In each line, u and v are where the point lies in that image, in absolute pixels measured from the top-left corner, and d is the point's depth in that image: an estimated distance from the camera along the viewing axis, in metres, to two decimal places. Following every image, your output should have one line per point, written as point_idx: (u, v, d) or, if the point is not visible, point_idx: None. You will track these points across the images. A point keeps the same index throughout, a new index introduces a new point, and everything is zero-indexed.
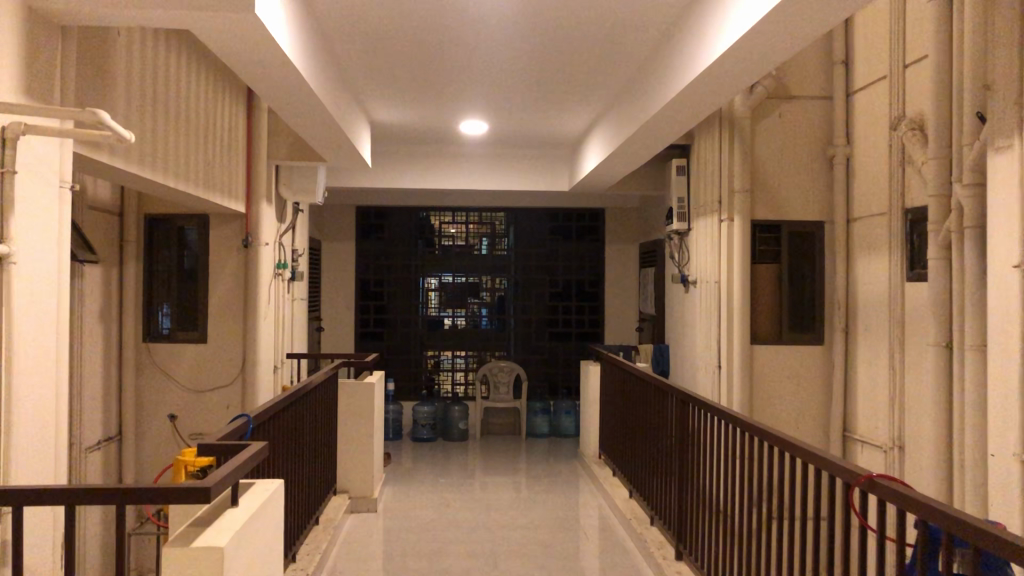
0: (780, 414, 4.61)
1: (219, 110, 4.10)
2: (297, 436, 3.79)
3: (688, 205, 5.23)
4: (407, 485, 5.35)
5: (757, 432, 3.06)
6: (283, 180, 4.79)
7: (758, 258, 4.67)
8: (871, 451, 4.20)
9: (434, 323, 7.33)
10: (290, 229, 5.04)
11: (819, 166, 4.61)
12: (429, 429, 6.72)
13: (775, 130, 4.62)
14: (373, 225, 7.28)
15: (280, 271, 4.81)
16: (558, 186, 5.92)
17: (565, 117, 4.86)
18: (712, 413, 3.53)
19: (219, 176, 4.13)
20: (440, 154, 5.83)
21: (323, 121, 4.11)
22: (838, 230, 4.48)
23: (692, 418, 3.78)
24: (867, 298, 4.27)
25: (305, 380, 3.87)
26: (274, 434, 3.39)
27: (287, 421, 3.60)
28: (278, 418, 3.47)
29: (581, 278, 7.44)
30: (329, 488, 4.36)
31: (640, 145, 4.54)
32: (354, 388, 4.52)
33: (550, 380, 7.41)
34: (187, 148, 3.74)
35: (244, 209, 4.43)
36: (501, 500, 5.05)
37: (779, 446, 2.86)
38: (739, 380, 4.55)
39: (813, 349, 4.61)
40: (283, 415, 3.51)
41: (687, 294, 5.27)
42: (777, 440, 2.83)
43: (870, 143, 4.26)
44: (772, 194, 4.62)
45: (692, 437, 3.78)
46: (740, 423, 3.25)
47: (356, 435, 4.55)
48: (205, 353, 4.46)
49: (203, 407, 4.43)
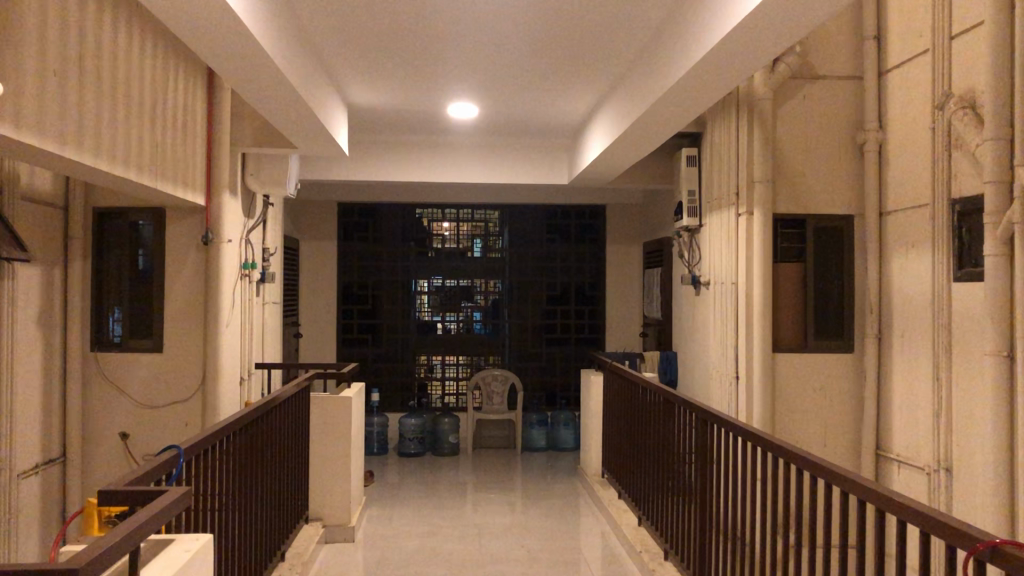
0: (804, 431, 4.13)
1: (170, 89, 3.61)
2: (257, 460, 3.31)
3: (699, 199, 4.76)
4: (391, 508, 4.86)
5: (785, 457, 2.59)
6: (252, 171, 4.31)
7: (779, 255, 4.21)
8: (911, 475, 3.72)
9: (427, 328, 6.85)
10: (259, 225, 4.55)
11: (847, 154, 4.13)
12: (417, 444, 6.23)
13: (799, 114, 4.15)
14: (357, 225, 6.79)
15: (248, 272, 4.33)
16: (556, 179, 5.46)
17: (563, 100, 4.39)
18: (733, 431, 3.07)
19: (172, 163, 3.65)
20: (427, 144, 5.35)
21: (290, 102, 3.63)
22: (869, 225, 4.01)
23: (710, 438, 3.31)
24: (904, 301, 3.80)
25: (268, 396, 3.39)
26: (227, 459, 2.92)
27: (243, 445, 3.11)
28: (230, 442, 2.98)
29: (580, 280, 6.96)
30: (298, 516, 3.86)
31: (647, 130, 4.08)
32: (330, 403, 4.03)
33: (547, 390, 6.93)
34: (128, 130, 3.26)
35: (203, 201, 3.94)
36: (495, 526, 4.56)
37: (813, 472, 2.39)
38: (759, 392, 4.07)
39: (841, 358, 4.13)
40: (237, 438, 3.02)
41: (698, 296, 4.79)
42: (812, 466, 2.37)
43: (908, 126, 3.79)
44: (795, 185, 4.15)
45: (710, 461, 3.31)
46: (762, 443, 2.79)
47: (331, 456, 4.05)
48: (160, 364, 3.97)
49: (157, 425, 3.95)
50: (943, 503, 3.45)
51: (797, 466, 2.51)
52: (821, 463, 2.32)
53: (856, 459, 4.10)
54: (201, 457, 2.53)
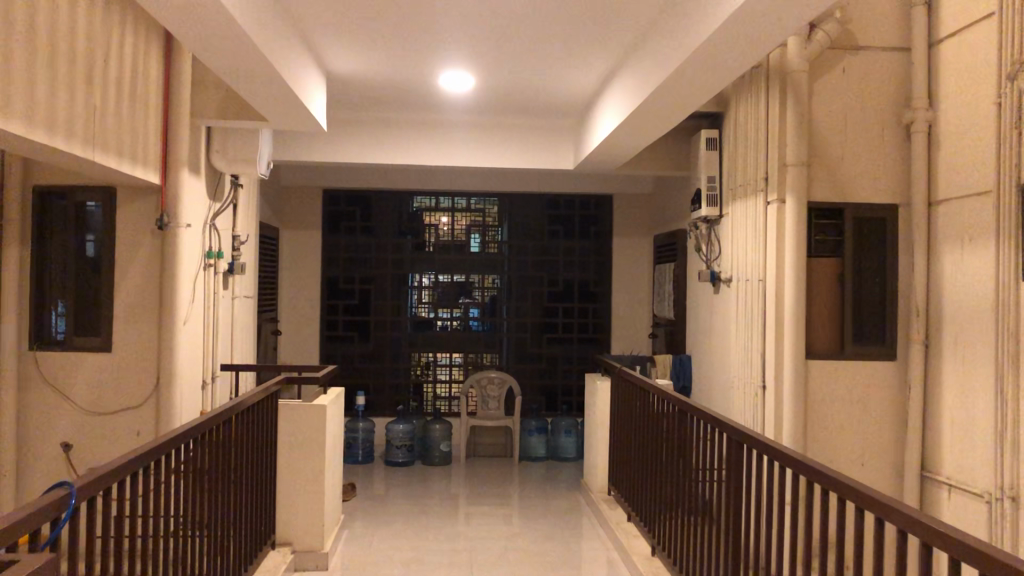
0: (840, 448, 3.63)
1: (121, 49, 3.10)
2: (204, 481, 2.81)
3: (720, 186, 4.27)
4: (372, 527, 4.36)
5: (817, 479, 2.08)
6: (217, 148, 3.80)
7: (813, 249, 3.71)
8: (964, 503, 3.24)
9: (424, 325, 6.37)
10: (226, 209, 4.06)
11: (892, 136, 3.64)
12: (406, 452, 5.76)
13: (838, 89, 3.65)
14: (344, 213, 6.30)
15: (213, 261, 3.84)
16: (561, 164, 4.98)
17: (570, 71, 3.90)
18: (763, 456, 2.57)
19: (124, 138, 3.15)
20: (417, 124, 4.86)
21: (256, 69, 3.15)
22: (916, 216, 3.53)
23: (738, 462, 2.81)
24: (958, 304, 3.32)
25: (218, 407, 2.89)
26: (157, 486, 2.43)
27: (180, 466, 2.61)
28: (167, 464, 2.49)
29: (585, 276, 6.47)
30: (262, 543, 3.36)
31: (666, 105, 3.59)
32: (302, 411, 3.54)
33: (547, 394, 6.44)
34: (73, 95, 2.77)
35: (158, 180, 3.43)
36: (488, 550, 4.07)
37: (853, 502, 1.87)
38: (789, 405, 3.58)
39: (882, 367, 3.65)
40: (174, 461, 2.54)
41: (717, 294, 4.31)
42: (855, 496, 1.86)
43: (965, 103, 3.31)
44: (833, 169, 3.65)
45: (738, 489, 2.81)
46: (792, 465, 2.28)
47: (303, 474, 3.56)
48: (110, 367, 3.47)
49: (105, 436, 3.46)
50: (1006, 538, 2.97)
51: (833, 493, 2.01)
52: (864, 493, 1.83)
53: (898, 482, 3.61)
54: (100, 489, 2.03)
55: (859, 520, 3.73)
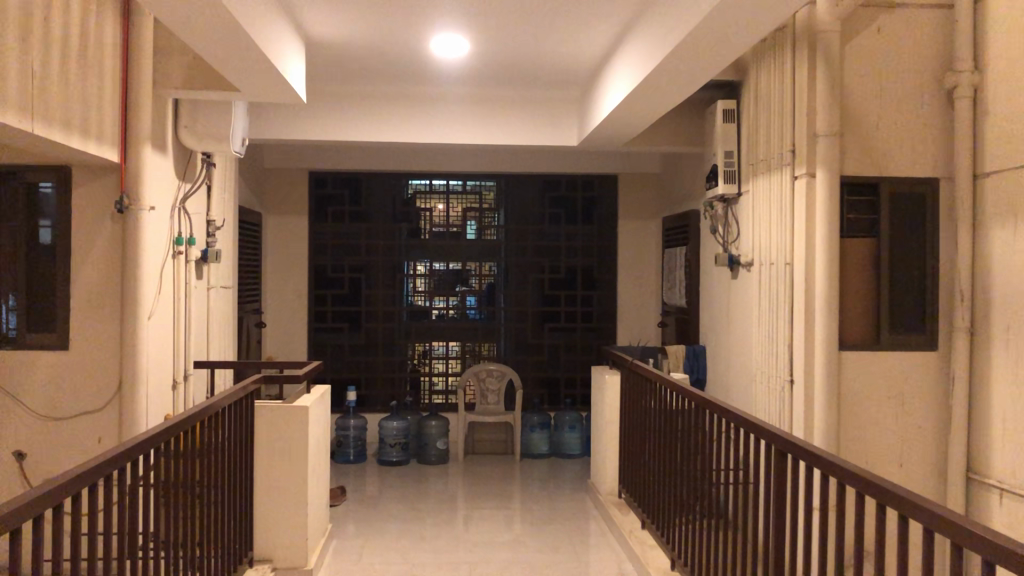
0: (877, 448, 3.29)
1: (73, 8, 2.73)
2: (170, 495, 2.45)
3: (738, 161, 3.93)
4: (362, 536, 4.02)
5: (882, 498, 1.70)
6: (185, 123, 3.44)
7: (846, 229, 3.33)
8: (1018, 510, 2.90)
9: (421, 314, 6.02)
10: (198, 190, 3.70)
11: (932, 102, 3.30)
12: (400, 451, 5.43)
13: (872, 51, 3.30)
14: (332, 196, 5.94)
15: (182, 248, 3.48)
16: (563, 140, 4.62)
17: (575, 35, 3.54)
18: (807, 466, 2.22)
19: (78, 110, 2.78)
20: (408, 97, 4.51)
21: (221, 33, 2.78)
22: (961, 191, 3.18)
23: (773, 469, 2.47)
24: (1009, 287, 2.98)
25: (186, 410, 2.54)
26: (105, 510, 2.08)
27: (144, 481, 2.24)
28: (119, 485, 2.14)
29: (588, 261, 6.13)
30: (237, 561, 3.01)
31: (683, 70, 3.23)
32: (281, 413, 3.19)
33: (550, 387, 6.11)
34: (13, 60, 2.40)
35: (117, 158, 3.06)
36: (489, 560, 3.72)
37: (940, 532, 1.51)
38: (822, 402, 3.23)
39: (921, 358, 3.31)
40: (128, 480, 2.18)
41: (736, 279, 3.97)
42: (946, 524, 1.50)
43: (1017, 64, 2.96)
44: (867, 140, 3.30)
45: (773, 501, 2.46)
46: (846, 480, 1.91)
47: (283, 482, 3.21)
48: (66, 367, 3.13)
49: (63, 441, 3.12)
50: None
51: (902, 515, 1.65)
52: (956, 516, 1.49)
53: (940, 484, 3.27)
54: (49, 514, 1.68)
55: (898, 527, 3.40)
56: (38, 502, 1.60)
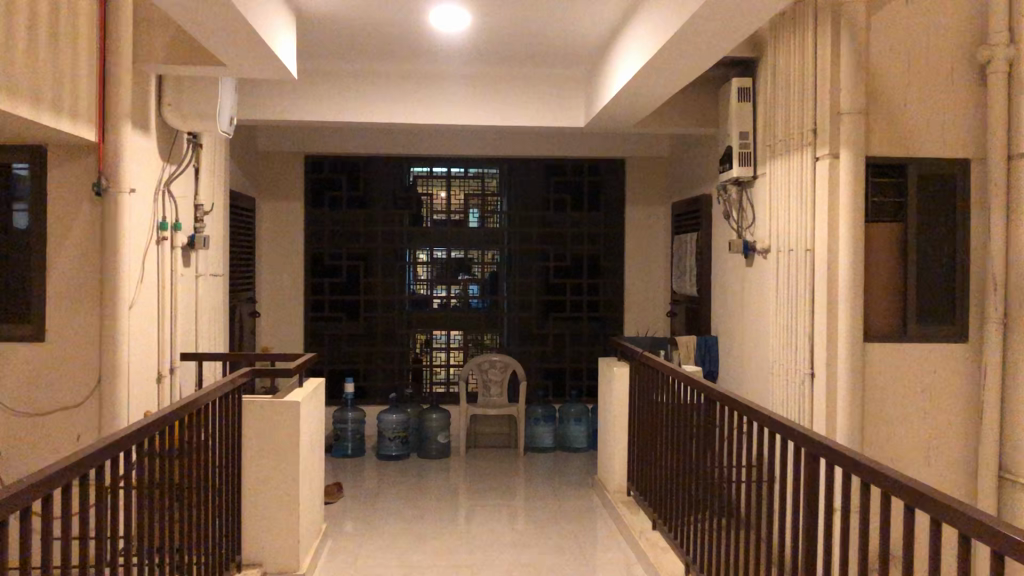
0: (904, 446, 3.10)
1: None
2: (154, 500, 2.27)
3: (754, 143, 3.74)
4: (360, 536, 3.84)
5: (932, 510, 1.52)
6: (169, 102, 3.25)
7: (871, 214, 3.13)
8: None
9: (423, 303, 5.84)
10: (185, 172, 3.51)
11: (963, 79, 3.11)
12: (399, 445, 5.24)
13: (900, 23, 3.10)
14: (329, 181, 5.75)
15: (167, 234, 3.29)
16: (569, 122, 4.43)
17: (581, 8, 3.34)
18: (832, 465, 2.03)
19: (51, 86, 2.58)
20: (409, 76, 4.32)
21: (206, 5, 2.59)
22: (994, 173, 2.99)
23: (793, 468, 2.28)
24: None
25: (177, 403, 2.36)
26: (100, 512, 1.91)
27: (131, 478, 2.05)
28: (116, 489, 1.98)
29: (594, 249, 5.93)
30: (225, 566, 2.84)
31: (697, 46, 3.03)
32: (271, 408, 3.01)
33: (555, 378, 5.93)
34: None
35: (95, 138, 2.87)
36: (492, 562, 3.55)
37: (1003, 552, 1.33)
38: (845, 397, 3.05)
39: (952, 350, 3.12)
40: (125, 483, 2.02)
41: (752, 267, 3.78)
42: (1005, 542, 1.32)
43: None
44: (895, 119, 3.10)
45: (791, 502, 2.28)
46: (881, 484, 1.72)
47: (274, 483, 3.03)
48: (42, 361, 2.94)
49: (39, 440, 2.94)
50: None
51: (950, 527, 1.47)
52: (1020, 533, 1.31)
53: (969, 484, 3.10)
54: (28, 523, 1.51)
55: (924, 528, 3.21)
56: (9, 507, 1.42)
